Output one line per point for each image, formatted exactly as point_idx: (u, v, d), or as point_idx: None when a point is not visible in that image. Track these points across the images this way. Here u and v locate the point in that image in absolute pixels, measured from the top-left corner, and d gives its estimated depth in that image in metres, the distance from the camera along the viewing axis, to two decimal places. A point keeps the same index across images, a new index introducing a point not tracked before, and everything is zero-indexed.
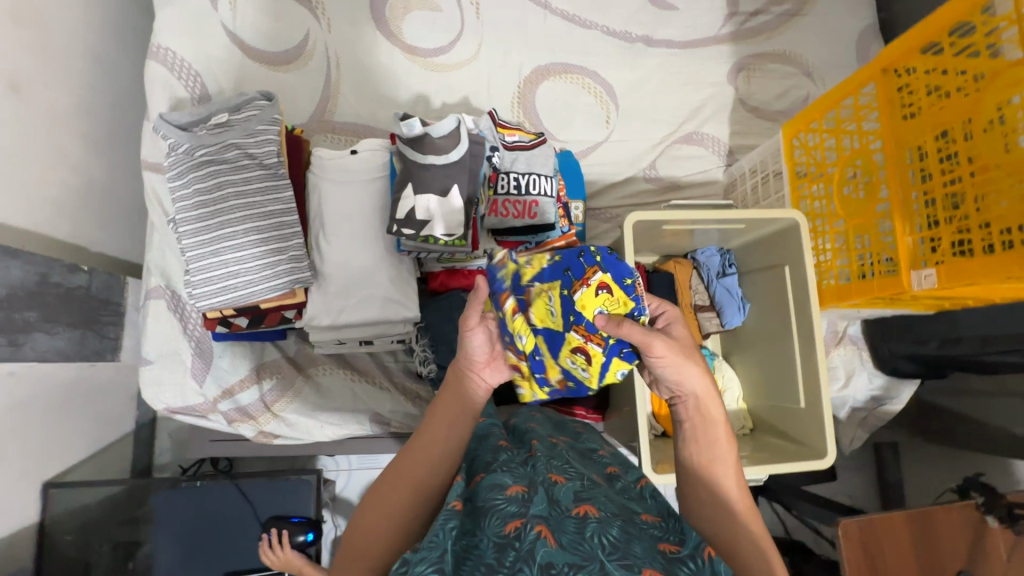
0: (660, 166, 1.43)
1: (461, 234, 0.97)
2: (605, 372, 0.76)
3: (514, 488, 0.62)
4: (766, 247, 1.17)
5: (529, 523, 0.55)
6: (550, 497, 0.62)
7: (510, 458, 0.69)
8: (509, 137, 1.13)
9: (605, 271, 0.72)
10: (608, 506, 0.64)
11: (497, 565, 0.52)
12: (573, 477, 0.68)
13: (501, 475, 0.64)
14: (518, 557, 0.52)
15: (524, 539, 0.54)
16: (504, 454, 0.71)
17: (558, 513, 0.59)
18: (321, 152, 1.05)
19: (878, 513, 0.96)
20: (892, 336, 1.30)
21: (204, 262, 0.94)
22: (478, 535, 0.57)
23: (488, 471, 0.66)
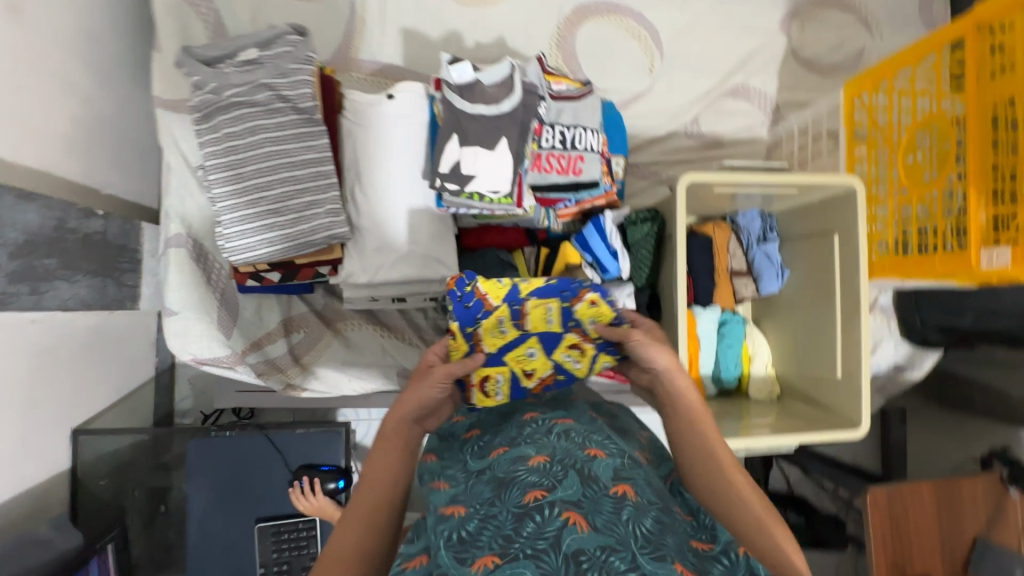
0: (702, 121, 1.35)
1: (507, 190, 0.91)
2: (594, 365, 0.83)
3: (536, 461, 0.62)
4: (815, 213, 1.13)
5: (555, 507, 0.53)
6: (584, 474, 0.59)
7: (534, 432, 0.71)
8: (556, 86, 1.06)
9: (595, 290, 0.81)
10: (647, 491, 0.61)
11: (514, 536, 0.51)
12: (613, 454, 0.65)
13: (524, 448, 0.66)
14: (535, 532, 0.51)
15: (549, 520, 0.52)
16: (530, 428, 0.73)
17: (594, 490, 0.57)
18: (356, 95, 0.97)
19: (907, 482, 0.99)
20: (926, 308, 1.29)
21: (236, 214, 0.88)
22: (495, 505, 0.56)
23: (512, 445, 0.68)
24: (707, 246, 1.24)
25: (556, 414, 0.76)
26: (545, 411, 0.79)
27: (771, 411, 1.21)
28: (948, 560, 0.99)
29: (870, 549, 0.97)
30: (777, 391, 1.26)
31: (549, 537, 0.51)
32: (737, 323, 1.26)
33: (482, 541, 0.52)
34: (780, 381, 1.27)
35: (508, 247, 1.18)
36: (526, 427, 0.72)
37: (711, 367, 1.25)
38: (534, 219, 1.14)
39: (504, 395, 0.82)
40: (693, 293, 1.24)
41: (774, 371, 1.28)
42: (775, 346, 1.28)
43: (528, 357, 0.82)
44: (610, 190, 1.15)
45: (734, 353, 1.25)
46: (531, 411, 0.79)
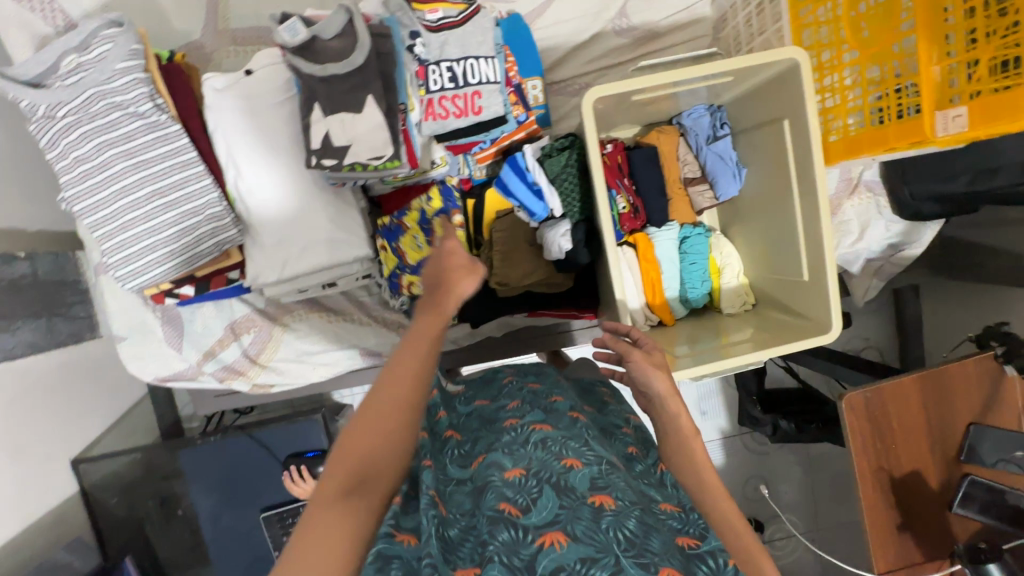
0: (631, 11, 1.17)
1: (392, 153, 0.82)
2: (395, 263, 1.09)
3: (513, 472, 0.61)
4: (761, 98, 0.98)
5: (530, 532, 0.53)
6: (559, 486, 0.58)
7: (512, 439, 0.69)
8: (431, 14, 0.91)
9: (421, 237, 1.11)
10: (628, 491, 0.60)
11: (490, 541, 0.53)
12: (590, 461, 0.63)
13: (503, 458, 0.64)
14: (508, 543, 0.53)
15: (524, 541, 0.53)
16: (508, 435, 0.70)
17: (571, 500, 0.56)
18: (212, 80, 0.88)
19: (886, 380, 0.91)
20: (915, 177, 1.14)
21: (114, 240, 0.82)
22: (475, 515, 0.59)
23: (489, 453, 0.67)
24: (654, 158, 1.12)
25: (535, 418, 0.73)
26: (525, 414, 0.75)
27: (747, 325, 1.13)
28: (941, 452, 0.93)
29: (852, 455, 0.92)
30: (752, 301, 1.17)
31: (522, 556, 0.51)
32: (699, 237, 1.16)
33: (462, 557, 0.55)
34: (755, 289, 1.18)
35: None
36: (507, 434, 0.71)
37: (677, 287, 1.17)
38: (452, 171, 1.05)
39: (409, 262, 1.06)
40: (643, 214, 1.14)
41: (747, 280, 1.18)
42: (750, 252, 1.16)
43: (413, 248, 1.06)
44: (527, 121, 1.03)
45: (699, 269, 1.16)
46: (512, 417, 0.76)
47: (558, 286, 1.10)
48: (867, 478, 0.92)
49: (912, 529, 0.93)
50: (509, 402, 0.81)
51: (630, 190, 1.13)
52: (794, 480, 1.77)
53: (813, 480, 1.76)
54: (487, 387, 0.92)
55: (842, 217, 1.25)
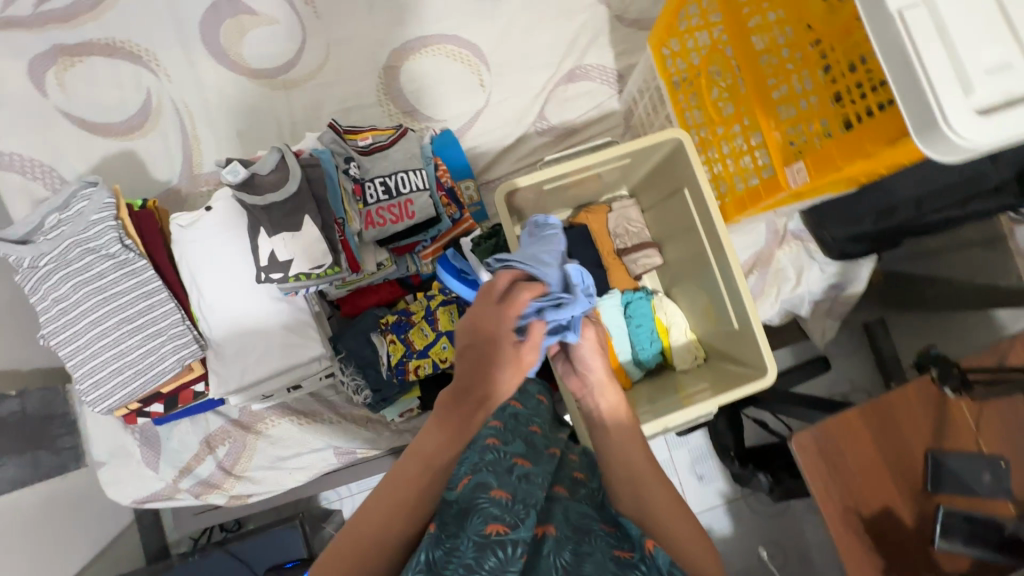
0: (549, 114, 1.34)
1: (330, 261, 0.92)
2: (433, 346, 1.11)
3: (499, 492, 0.65)
4: (661, 173, 1.10)
5: (518, 546, 0.58)
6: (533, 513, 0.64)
7: (495, 458, 0.72)
8: (363, 141, 1.07)
9: (393, 332, 1.13)
10: (565, 522, 0.68)
11: (476, 567, 0.55)
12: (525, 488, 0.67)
13: (486, 476, 0.68)
14: (499, 565, 0.56)
15: (512, 559, 0.57)
16: (490, 453, 0.73)
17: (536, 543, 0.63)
18: (178, 218, 1.01)
19: (831, 418, 0.93)
20: (831, 222, 1.21)
21: (87, 366, 0.91)
22: (458, 537, 0.60)
23: (474, 473, 0.69)
24: (585, 234, 1.22)
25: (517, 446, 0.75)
26: (507, 437, 0.77)
27: (700, 379, 1.15)
28: (906, 484, 0.92)
29: (814, 497, 0.91)
30: (703, 355, 1.21)
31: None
32: (641, 300, 1.22)
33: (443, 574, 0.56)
34: (704, 343, 1.22)
35: (386, 303, 1.19)
36: (485, 453, 0.73)
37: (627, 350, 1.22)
38: (399, 269, 1.15)
39: (430, 364, 1.10)
40: None
41: (695, 335, 1.23)
42: (697, 306, 1.19)
43: (441, 347, 1.11)
44: (461, 218, 1.15)
45: (646, 331, 1.21)
46: (490, 435, 0.77)
47: None
48: (835, 520, 0.91)
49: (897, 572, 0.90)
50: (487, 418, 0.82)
51: None
52: (809, 540, 1.67)
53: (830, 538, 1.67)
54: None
55: (778, 265, 1.31)
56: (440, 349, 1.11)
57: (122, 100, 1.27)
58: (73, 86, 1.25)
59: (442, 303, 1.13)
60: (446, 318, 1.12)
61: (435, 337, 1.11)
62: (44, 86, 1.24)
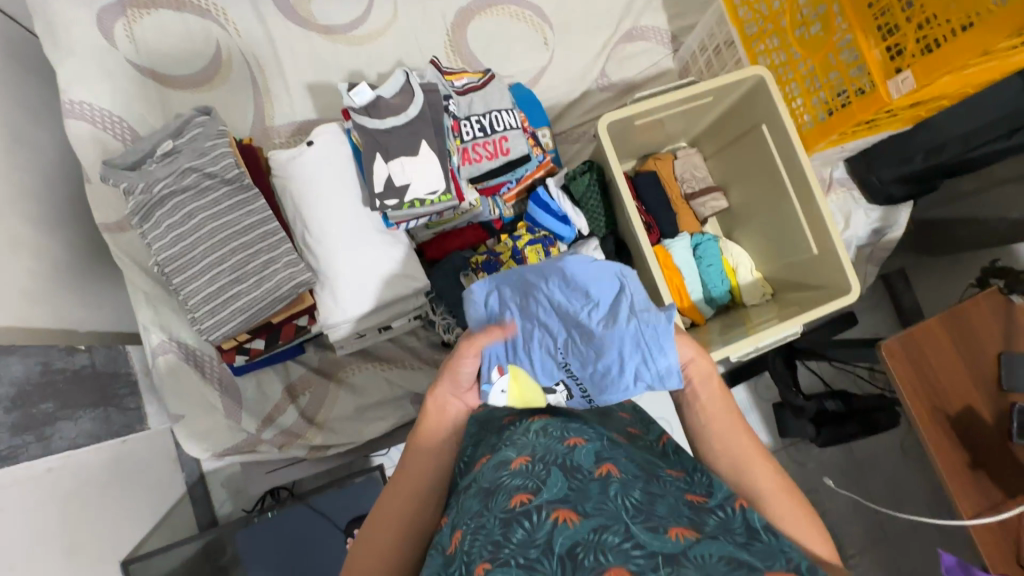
0: (610, 72, 1.40)
1: (445, 187, 0.95)
2: None
3: (519, 461, 0.64)
4: (735, 115, 1.17)
5: (543, 510, 0.56)
6: (567, 467, 0.62)
7: (515, 432, 0.72)
8: (458, 82, 1.10)
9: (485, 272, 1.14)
10: (629, 465, 0.64)
11: (505, 541, 0.54)
12: (591, 438, 0.67)
13: (506, 452, 0.67)
14: (526, 536, 0.54)
15: (539, 524, 0.55)
16: (511, 430, 0.73)
17: (580, 480, 0.60)
18: (279, 153, 1.01)
19: (914, 326, 1.01)
20: (878, 165, 1.31)
21: (202, 294, 0.90)
22: (484, 514, 0.59)
23: (494, 452, 0.69)
24: (655, 179, 1.29)
25: (534, 411, 0.77)
26: (525, 411, 0.78)
27: (770, 310, 1.22)
28: (984, 383, 0.99)
29: (903, 398, 0.98)
30: (770, 291, 1.27)
31: (543, 541, 0.53)
32: (710, 242, 1.28)
33: (475, 549, 0.55)
34: (770, 281, 1.28)
35: (470, 246, 1.21)
36: (506, 430, 0.74)
37: (699, 289, 1.27)
38: (485, 210, 1.17)
39: None
40: (657, 229, 1.28)
41: (761, 273, 1.29)
42: (763, 243, 1.26)
43: None
44: (544, 160, 1.18)
45: (716, 269, 1.27)
46: (509, 413, 0.78)
47: None
48: (925, 419, 0.97)
49: (983, 467, 0.96)
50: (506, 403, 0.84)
51: (642, 210, 1.27)
52: (847, 487, 1.75)
53: (866, 483, 1.75)
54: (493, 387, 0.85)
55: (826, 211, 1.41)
56: None
57: (192, 53, 1.27)
58: (143, 38, 1.24)
59: (530, 241, 1.14)
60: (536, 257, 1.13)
61: None
62: (113, 36, 1.21)
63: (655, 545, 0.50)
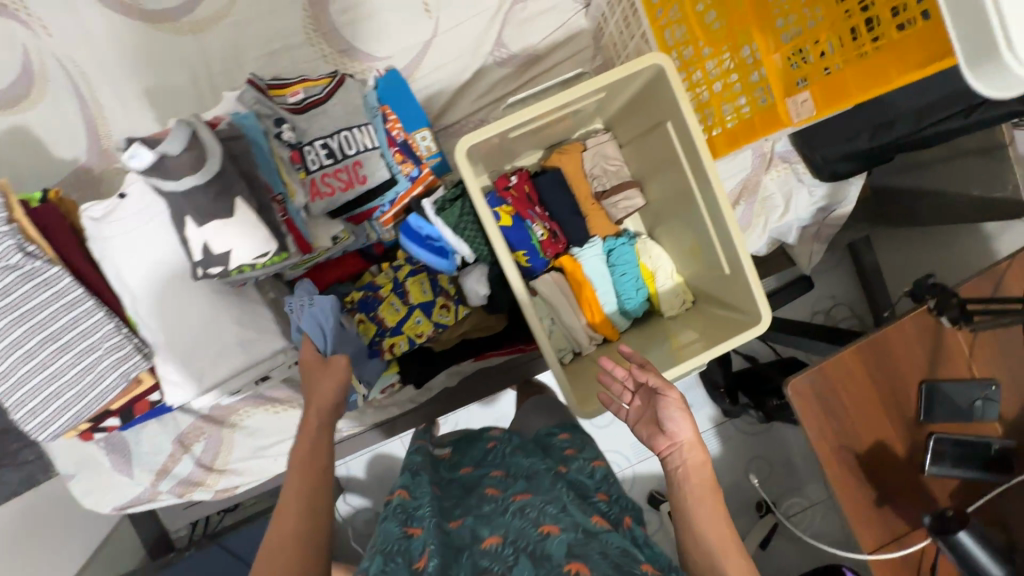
0: (508, 40, 1.17)
1: (276, 248, 0.82)
2: (405, 321, 1.03)
3: (491, 543, 0.66)
4: (639, 105, 0.97)
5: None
6: (536, 555, 0.62)
7: (494, 511, 0.73)
8: (293, 97, 0.91)
9: (360, 311, 1.03)
10: (603, 562, 0.61)
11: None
12: (567, 526, 0.66)
13: (482, 528, 0.70)
14: None
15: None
16: (489, 506, 0.76)
17: (546, 571, 0.60)
18: (88, 210, 0.86)
19: (826, 360, 0.90)
20: (822, 141, 1.12)
21: (16, 395, 0.80)
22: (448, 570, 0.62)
23: (470, 518, 0.73)
24: (558, 179, 1.12)
25: (517, 488, 0.79)
26: (507, 486, 0.81)
27: (688, 325, 1.10)
28: (899, 415, 0.91)
29: (810, 439, 0.90)
30: (691, 298, 1.15)
31: None
32: (624, 246, 1.15)
33: None
34: (692, 286, 1.15)
35: (351, 276, 1.09)
36: (488, 502, 0.77)
37: (613, 300, 1.16)
38: (359, 239, 1.03)
39: (407, 341, 1.03)
40: (563, 238, 1.13)
41: (682, 277, 1.16)
42: (684, 247, 1.11)
43: (416, 321, 1.03)
44: (420, 174, 1.02)
45: (631, 278, 1.14)
46: (493, 488, 0.82)
47: (493, 328, 1.10)
48: (830, 460, 0.90)
49: (890, 501, 0.91)
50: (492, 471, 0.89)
51: (545, 217, 1.13)
52: (793, 451, 1.75)
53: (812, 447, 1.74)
54: (471, 450, 1.01)
55: (764, 192, 1.24)
56: (414, 323, 1.03)
57: None
58: None
59: (411, 272, 1.04)
60: (417, 291, 1.03)
61: (409, 311, 1.03)
62: None
63: None
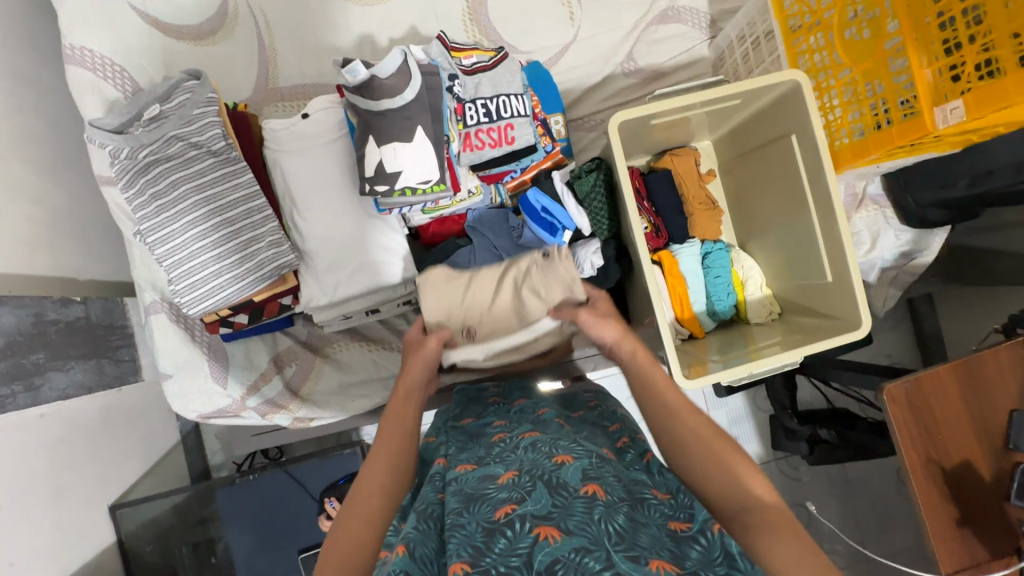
0: (637, 55, 1.30)
1: (438, 177, 0.90)
2: None
3: (507, 477, 0.64)
4: (766, 119, 1.07)
5: (526, 523, 0.55)
6: (552, 482, 0.60)
7: (504, 450, 0.72)
8: (467, 60, 1.03)
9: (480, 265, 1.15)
10: (617, 486, 0.63)
11: (486, 550, 0.53)
12: (581, 454, 0.67)
13: (494, 468, 0.67)
14: (507, 547, 0.53)
15: (520, 538, 0.54)
16: (500, 446, 0.74)
17: (566, 496, 0.58)
18: (271, 124, 0.97)
19: (923, 371, 0.94)
20: (918, 185, 1.21)
21: (183, 267, 0.89)
22: (465, 518, 0.58)
23: (482, 464, 0.69)
24: (668, 179, 1.21)
25: (524, 429, 0.78)
26: (513, 429, 0.80)
27: (776, 331, 1.16)
28: (988, 441, 0.94)
29: (897, 446, 0.92)
30: (777, 311, 1.21)
31: (520, 555, 0.52)
32: (720, 252, 1.22)
33: (451, 547, 0.55)
34: (779, 300, 1.22)
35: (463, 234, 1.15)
36: (494, 446, 0.75)
37: (703, 301, 1.21)
38: (485, 198, 1.12)
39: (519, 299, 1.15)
40: (665, 233, 1.21)
41: (770, 290, 1.23)
42: (774, 261, 1.19)
43: None
44: (552, 151, 1.11)
45: (723, 282, 1.21)
46: (499, 433, 0.80)
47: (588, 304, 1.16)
48: (917, 472, 0.92)
49: (973, 527, 0.92)
50: (496, 420, 0.87)
51: (650, 211, 1.21)
52: (834, 507, 1.68)
53: (853, 506, 1.68)
54: (472, 403, 0.98)
55: (852, 229, 1.32)
56: None
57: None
58: None
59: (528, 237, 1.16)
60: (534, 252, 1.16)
61: None
62: None
63: (632, 575, 0.49)
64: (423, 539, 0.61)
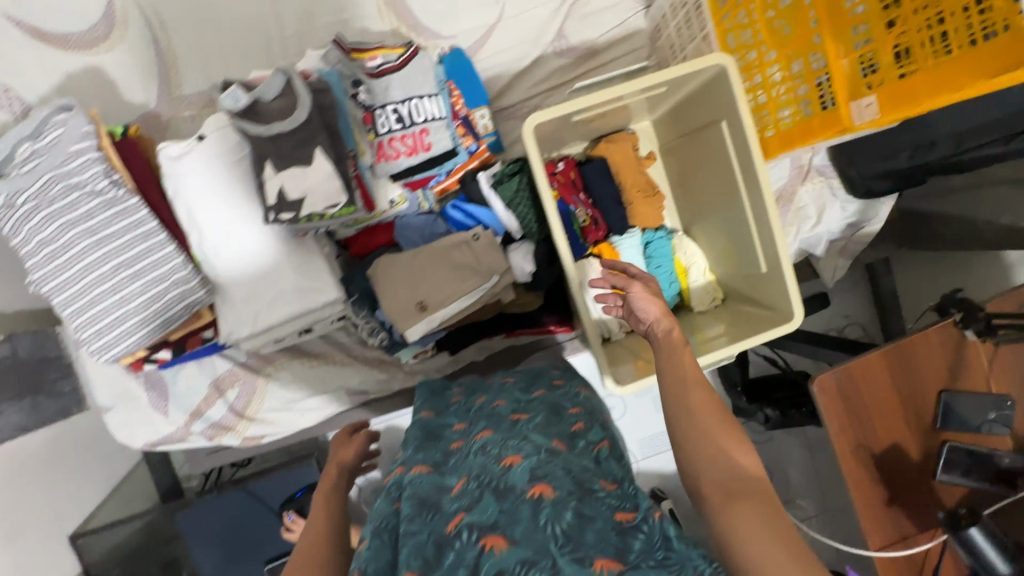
0: (568, 33, 1.22)
1: (347, 200, 0.84)
2: None
3: (458, 487, 0.65)
4: (697, 103, 1.02)
5: (472, 533, 0.55)
6: (500, 489, 0.61)
7: (458, 457, 0.71)
8: (371, 61, 0.96)
9: None
10: (566, 480, 0.62)
11: (434, 565, 0.54)
12: (528, 454, 0.66)
13: (447, 478, 0.67)
14: (455, 560, 0.53)
15: (466, 550, 0.54)
16: (455, 454, 0.73)
17: (511, 503, 0.58)
18: (167, 148, 0.90)
19: (854, 360, 0.94)
20: (861, 157, 1.17)
21: (87, 314, 0.85)
22: (421, 527, 0.58)
23: (436, 470, 0.70)
24: (605, 168, 1.17)
25: (480, 428, 0.77)
26: (467, 432, 0.79)
27: (720, 320, 1.15)
28: (918, 422, 0.95)
29: (830, 435, 0.94)
30: (720, 296, 1.21)
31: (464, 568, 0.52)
32: (661, 240, 1.20)
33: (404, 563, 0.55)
34: (722, 285, 1.21)
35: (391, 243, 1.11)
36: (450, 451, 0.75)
37: None
38: (411, 205, 1.07)
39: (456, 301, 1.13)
40: (604, 226, 1.17)
41: (714, 275, 1.21)
42: (715, 247, 1.17)
43: None
44: (477, 151, 1.05)
45: (666, 270, 1.18)
46: (458, 438, 0.79)
47: (529, 304, 1.13)
48: (847, 457, 0.94)
49: (902, 504, 0.95)
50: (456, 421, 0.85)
51: (588, 204, 1.17)
52: None
53: None
54: (435, 398, 0.96)
55: (798, 203, 1.29)
56: None
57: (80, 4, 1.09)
58: None
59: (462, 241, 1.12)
60: None
61: None
62: None
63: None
64: (376, 552, 0.60)
